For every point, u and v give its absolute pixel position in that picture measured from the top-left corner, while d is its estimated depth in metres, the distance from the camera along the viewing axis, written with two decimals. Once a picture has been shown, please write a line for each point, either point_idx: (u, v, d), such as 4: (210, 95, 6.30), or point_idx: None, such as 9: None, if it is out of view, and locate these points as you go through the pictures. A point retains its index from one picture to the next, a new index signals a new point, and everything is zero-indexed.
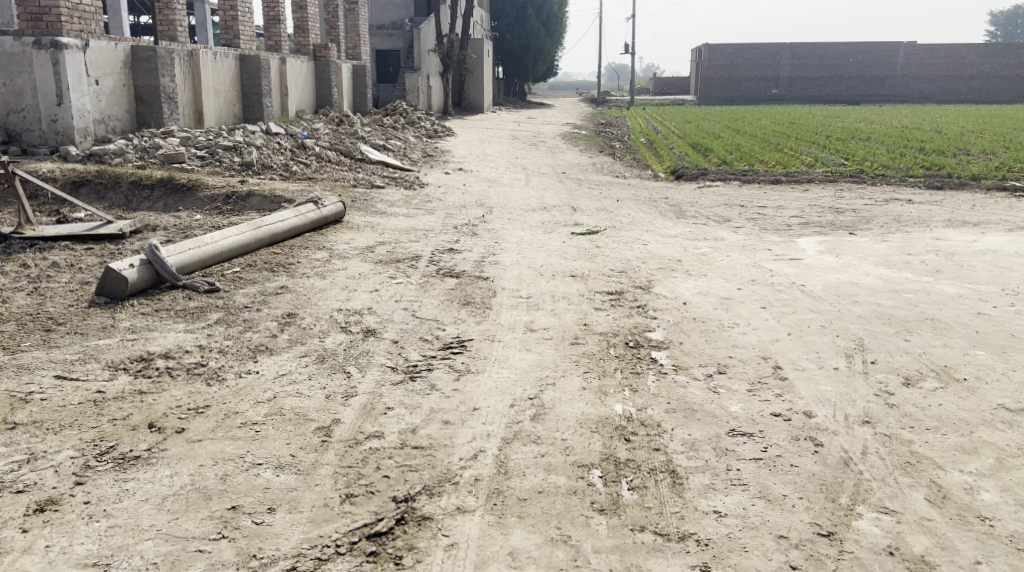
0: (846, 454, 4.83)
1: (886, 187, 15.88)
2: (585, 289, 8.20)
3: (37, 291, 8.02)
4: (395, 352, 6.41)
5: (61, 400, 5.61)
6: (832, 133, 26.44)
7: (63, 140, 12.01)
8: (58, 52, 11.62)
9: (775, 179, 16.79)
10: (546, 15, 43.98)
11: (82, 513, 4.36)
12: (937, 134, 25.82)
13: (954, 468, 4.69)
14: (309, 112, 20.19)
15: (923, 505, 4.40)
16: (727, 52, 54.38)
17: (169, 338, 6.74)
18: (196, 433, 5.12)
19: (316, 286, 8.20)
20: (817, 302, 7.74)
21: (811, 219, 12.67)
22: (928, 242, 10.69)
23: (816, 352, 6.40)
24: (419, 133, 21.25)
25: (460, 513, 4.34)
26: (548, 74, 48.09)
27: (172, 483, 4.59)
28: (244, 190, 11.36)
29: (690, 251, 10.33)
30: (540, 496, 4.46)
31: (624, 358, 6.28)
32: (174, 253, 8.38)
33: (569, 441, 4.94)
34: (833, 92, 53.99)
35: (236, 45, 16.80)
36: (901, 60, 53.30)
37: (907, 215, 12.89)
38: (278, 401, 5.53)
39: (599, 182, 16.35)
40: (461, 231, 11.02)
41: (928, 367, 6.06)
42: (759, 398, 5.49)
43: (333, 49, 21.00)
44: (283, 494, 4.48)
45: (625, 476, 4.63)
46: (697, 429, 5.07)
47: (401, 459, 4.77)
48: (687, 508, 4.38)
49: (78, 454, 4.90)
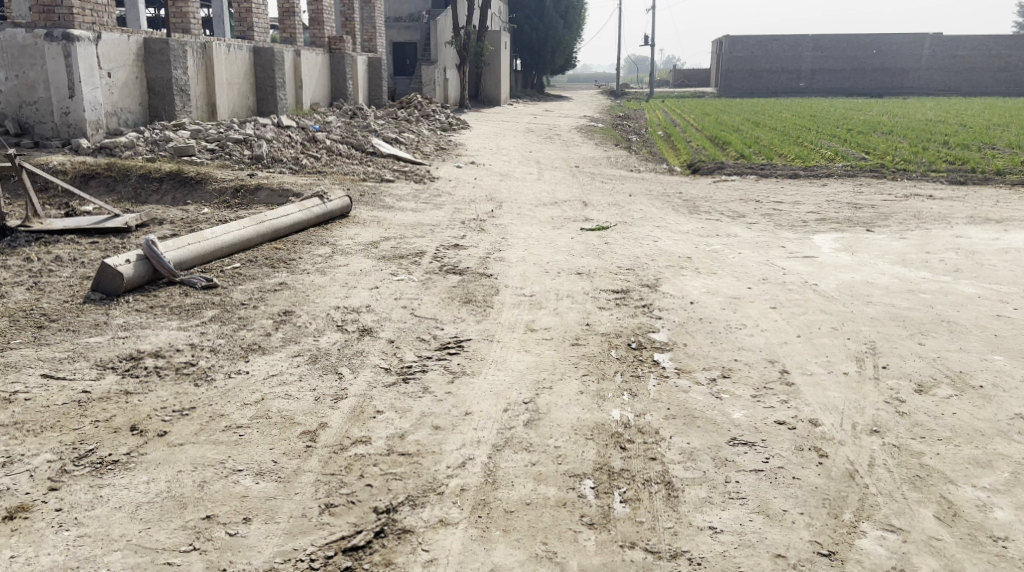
0: (852, 466, 4.60)
1: (907, 182, 15.54)
2: (590, 288, 7.98)
3: (36, 286, 7.90)
4: (390, 352, 6.24)
5: (45, 401, 5.47)
6: (855, 126, 26.00)
7: (73, 133, 11.89)
8: (69, 45, 11.48)
9: (793, 174, 16.47)
10: (565, 7, 43.72)
11: (52, 521, 4.22)
12: (962, 127, 25.34)
13: (966, 483, 4.46)
14: (324, 105, 20.06)
15: (931, 523, 4.17)
16: (748, 44, 53.86)
17: (162, 335, 6.59)
18: (178, 436, 4.96)
19: (316, 283, 8.04)
20: (829, 303, 7.49)
21: (828, 214, 12.41)
22: (948, 240, 10.40)
23: (826, 356, 6.16)
24: (433, 126, 21.06)
25: (442, 525, 4.16)
26: (566, 66, 47.73)
27: (147, 489, 4.43)
28: (251, 183, 11.20)
29: (701, 247, 10.08)
30: (527, 508, 4.27)
31: (625, 360, 6.08)
32: (173, 248, 8.24)
33: (562, 449, 4.74)
34: (856, 85, 53.20)
35: (249, 37, 16.67)
36: (926, 52, 52.59)
37: (927, 211, 12.57)
38: (266, 403, 5.37)
39: (613, 176, 16.11)
40: (469, 226, 10.83)
41: (943, 373, 5.80)
42: (763, 405, 5.27)
43: (348, 42, 20.82)
44: (261, 503, 4.31)
45: (617, 487, 4.43)
46: (697, 438, 4.85)
47: (385, 466, 4.59)
48: (682, 523, 4.18)
49: (55, 458, 4.75)
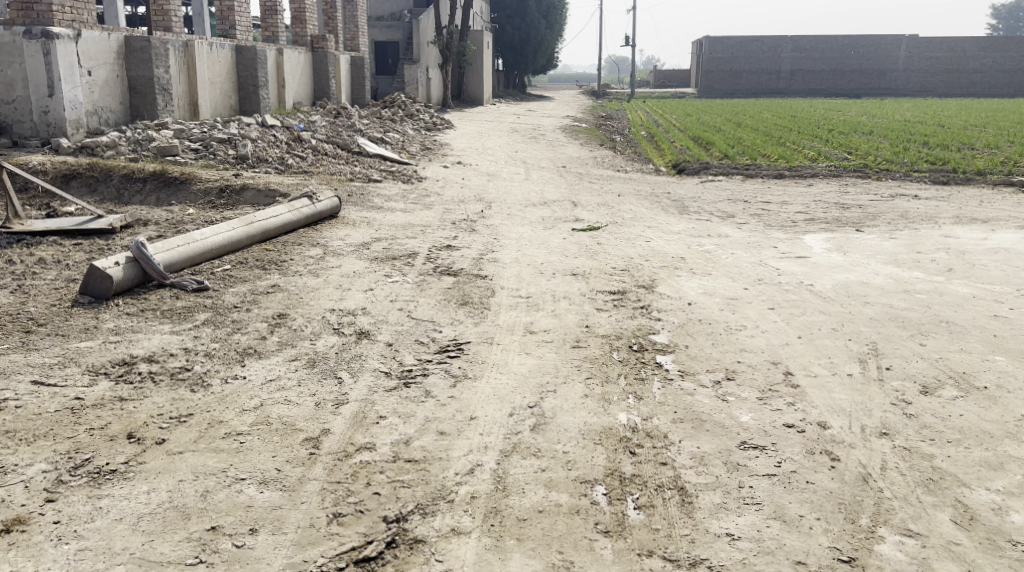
0: (865, 470, 4.56)
1: (892, 182, 15.61)
2: (586, 289, 7.92)
3: (21, 289, 7.73)
4: (389, 355, 6.14)
5: (37, 408, 5.33)
6: (836, 127, 26.14)
7: (54, 132, 11.70)
8: (49, 42, 11.31)
9: (779, 174, 16.51)
10: (547, 7, 43.71)
11: (51, 534, 4.10)
12: (940, 128, 25.53)
13: (979, 486, 4.44)
14: (307, 104, 19.90)
15: (948, 528, 4.15)
16: (727, 45, 53.92)
17: (154, 340, 6.47)
18: (178, 444, 4.86)
19: (309, 285, 7.92)
20: (827, 303, 7.46)
21: (816, 214, 12.42)
22: (937, 240, 10.41)
23: (829, 357, 6.13)
24: (417, 125, 20.95)
25: (455, 534, 4.08)
26: (548, 66, 47.69)
27: (149, 499, 4.32)
28: (238, 184, 11.04)
29: (693, 247, 10.05)
30: (541, 516, 4.20)
31: (628, 363, 6.01)
32: (163, 249, 8.11)
33: (572, 454, 4.68)
34: (834, 86, 53.49)
35: (232, 36, 16.50)
36: (903, 53, 53.19)
37: (914, 211, 12.60)
38: (265, 409, 5.26)
39: (600, 176, 16.07)
40: (460, 227, 10.74)
41: (946, 374, 5.78)
42: (770, 408, 5.22)
43: (331, 41, 20.67)
44: (267, 514, 4.21)
45: (630, 494, 4.36)
46: (707, 442, 4.80)
47: (393, 473, 4.50)
48: (698, 530, 4.12)
49: (51, 468, 4.63)
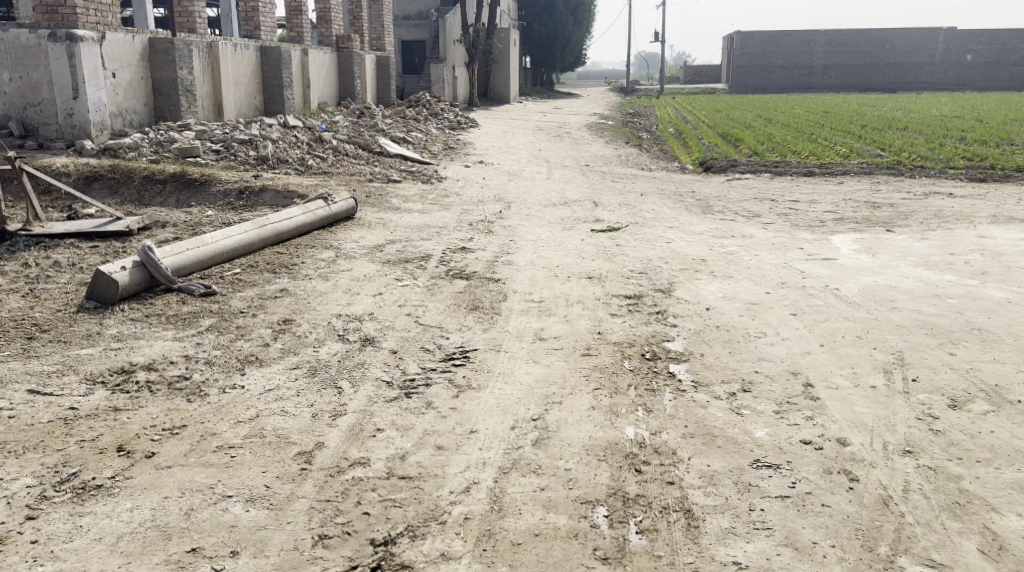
0: (886, 492, 4.30)
1: (925, 179, 15.19)
2: (602, 293, 7.69)
3: (32, 294, 7.62)
4: (392, 364, 5.93)
5: (29, 419, 5.19)
6: (870, 123, 25.59)
7: (77, 134, 11.60)
8: (74, 45, 11.20)
9: (808, 171, 16.14)
10: (576, 4, 43.43)
11: (26, 555, 3.99)
12: (978, 123, 24.84)
13: (1011, 512, 4.16)
14: (332, 104, 19.79)
15: (975, 558, 3.90)
16: (758, 39, 53.35)
17: (156, 347, 6.31)
18: (167, 458, 4.69)
19: (318, 289, 7.75)
20: (853, 308, 7.17)
21: (845, 214, 12.06)
22: (971, 241, 10.04)
23: (852, 367, 5.84)
24: (442, 125, 20.76)
25: (444, 560, 3.91)
26: (575, 64, 47.33)
27: (130, 518, 4.19)
28: (256, 185, 10.91)
29: (716, 249, 9.76)
30: (536, 540, 4.01)
31: (640, 373, 5.76)
32: (172, 253, 7.97)
33: (574, 471, 4.46)
34: (868, 80, 52.73)
35: (256, 36, 16.41)
36: (940, 46, 52.10)
37: (948, 210, 12.18)
38: (261, 421, 5.08)
39: (624, 175, 15.80)
40: (476, 228, 10.54)
41: (977, 387, 5.47)
42: (787, 423, 4.95)
43: (357, 40, 20.56)
44: (250, 534, 4.07)
45: (633, 516, 4.15)
46: (718, 459, 4.55)
47: (384, 492, 4.33)
48: (703, 558, 3.91)
49: (35, 483, 4.49)
